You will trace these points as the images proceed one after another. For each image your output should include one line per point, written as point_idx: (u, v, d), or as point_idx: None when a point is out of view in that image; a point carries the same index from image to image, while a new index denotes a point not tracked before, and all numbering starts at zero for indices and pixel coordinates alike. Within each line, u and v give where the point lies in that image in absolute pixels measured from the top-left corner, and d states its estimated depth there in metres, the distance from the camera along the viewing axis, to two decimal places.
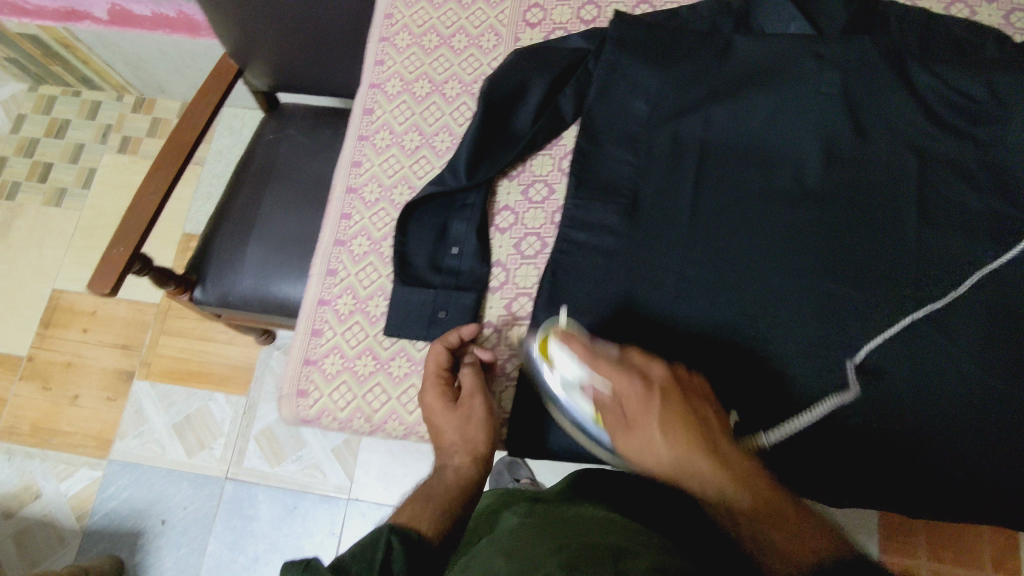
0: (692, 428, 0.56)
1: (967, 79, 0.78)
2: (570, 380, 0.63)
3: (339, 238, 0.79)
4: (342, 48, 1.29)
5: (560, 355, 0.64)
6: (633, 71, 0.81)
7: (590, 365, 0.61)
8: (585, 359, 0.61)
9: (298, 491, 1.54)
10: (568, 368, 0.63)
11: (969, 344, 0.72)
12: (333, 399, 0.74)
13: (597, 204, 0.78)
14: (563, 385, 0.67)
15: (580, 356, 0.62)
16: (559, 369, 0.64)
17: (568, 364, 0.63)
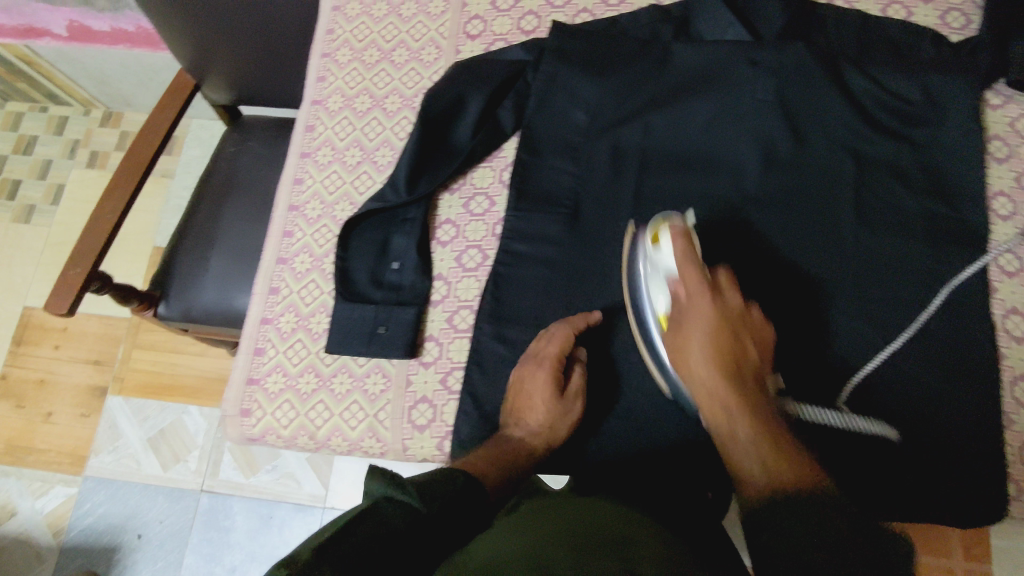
0: (734, 360, 0.62)
1: (901, 80, 0.79)
2: (663, 269, 0.68)
3: (281, 256, 0.80)
4: (299, 60, 1.29)
5: (668, 247, 0.67)
6: (572, 80, 0.81)
7: (681, 272, 0.66)
8: (680, 264, 0.66)
9: (273, 501, 1.54)
10: (666, 262, 0.68)
11: (911, 344, 0.73)
12: (276, 417, 0.74)
13: (538, 214, 0.78)
14: (652, 279, 0.70)
15: (681, 257, 0.66)
16: (660, 254, 0.69)
17: (660, 263, 0.69)
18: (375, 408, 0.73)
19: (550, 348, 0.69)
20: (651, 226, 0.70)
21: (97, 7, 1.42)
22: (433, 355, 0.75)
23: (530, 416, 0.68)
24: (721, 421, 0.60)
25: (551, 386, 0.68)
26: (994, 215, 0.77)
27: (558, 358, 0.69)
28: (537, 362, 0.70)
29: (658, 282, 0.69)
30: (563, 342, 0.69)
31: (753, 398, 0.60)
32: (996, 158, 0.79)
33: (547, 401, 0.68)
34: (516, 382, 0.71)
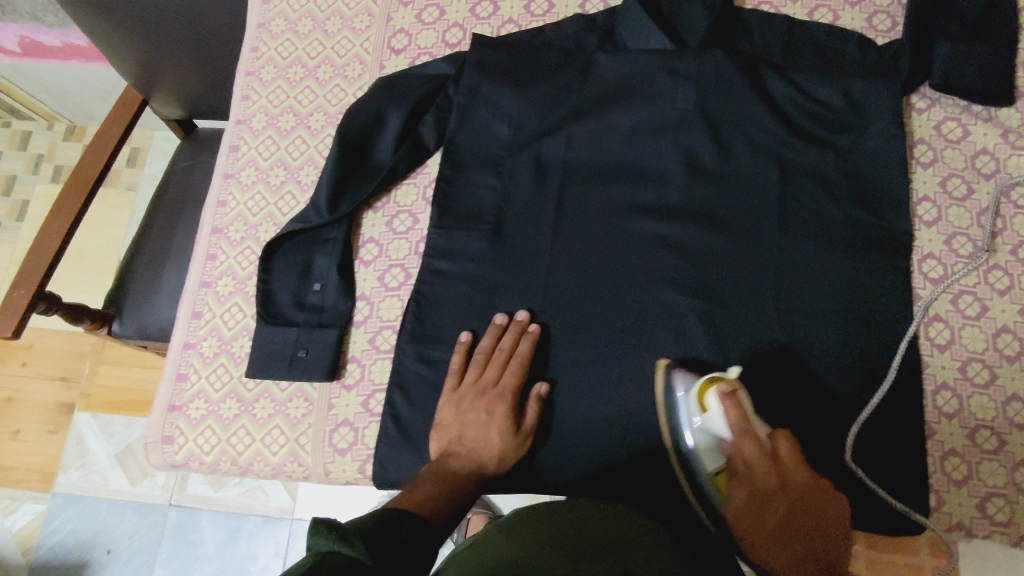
0: (812, 521, 0.62)
1: (824, 86, 0.78)
2: (712, 432, 0.70)
3: (205, 279, 0.79)
4: None
5: (717, 411, 0.67)
6: (493, 94, 0.80)
7: (737, 440, 0.67)
8: (736, 437, 0.67)
9: (241, 514, 1.53)
10: (715, 425, 0.69)
11: (836, 354, 0.72)
12: (198, 443, 0.73)
13: (461, 231, 0.78)
14: (692, 431, 0.71)
15: (737, 429, 0.67)
16: (709, 418, 0.69)
17: (716, 430, 0.69)
18: (296, 432, 0.73)
19: (510, 379, 0.71)
20: (696, 385, 0.69)
21: (45, 24, 1.45)
22: (355, 376, 0.75)
23: (484, 446, 0.68)
24: (767, 563, 0.62)
25: (512, 416, 0.69)
26: (918, 221, 0.77)
27: (518, 390, 0.70)
28: (496, 392, 0.70)
29: (709, 445, 0.71)
30: (524, 372, 0.71)
31: (815, 542, 0.61)
32: (920, 163, 0.79)
33: (506, 430, 0.68)
34: (461, 412, 0.70)
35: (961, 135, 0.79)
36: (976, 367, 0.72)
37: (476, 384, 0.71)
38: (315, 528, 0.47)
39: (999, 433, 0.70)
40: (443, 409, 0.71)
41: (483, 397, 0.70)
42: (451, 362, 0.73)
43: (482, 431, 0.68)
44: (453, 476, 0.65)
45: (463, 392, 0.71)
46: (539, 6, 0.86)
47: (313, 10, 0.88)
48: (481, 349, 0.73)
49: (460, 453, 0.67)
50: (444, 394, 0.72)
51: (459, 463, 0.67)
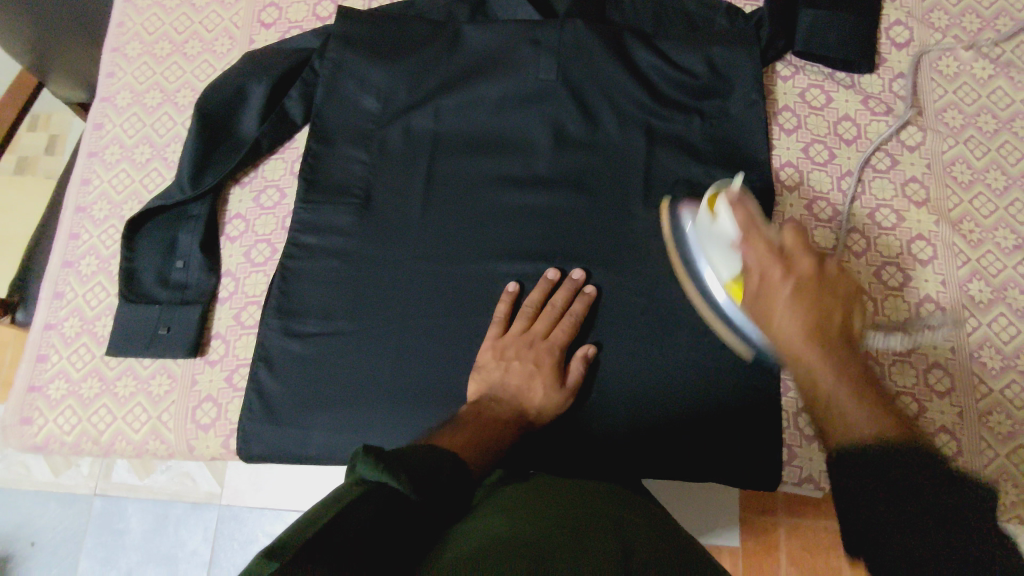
0: (821, 321, 0.53)
1: (687, 54, 0.79)
2: (722, 235, 0.65)
3: (67, 258, 0.78)
4: None
5: (725, 215, 0.65)
6: (360, 67, 0.80)
7: (743, 236, 0.61)
8: (738, 223, 0.62)
9: (168, 501, 1.37)
10: (725, 226, 0.64)
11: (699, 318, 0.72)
12: (57, 424, 0.72)
13: (327, 205, 0.77)
14: (711, 250, 0.67)
15: (743, 223, 0.62)
16: (720, 227, 0.66)
17: (726, 232, 0.64)
18: (158, 410, 0.72)
19: (558, 337, 0.69)
20: (707, 200, 0.69)
21: None
22: (218, 353, 0.74)
23: (526, 397, 0.66)
24: (805, 360, 0.52)
25: (558, 371, 0.68)
26: (780, 186, 0.78)
27: (565, 347, 0.70)
28: (545, 345, 0.69)
29: (720, 253, 0.66)
30: (574, 331, 0.70)
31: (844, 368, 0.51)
32: (784, 129, 0.79)
33: (549, 384, 0.67)
34: (506, 359, 0.68)
35: (823, 102, 0.80)
36: None
37: (523, 333, 0.70)
38: (361, 453, 0.46)
39: None
40: (485, 354, 0.69)
41: (530, 348, 0.69)
42: (497, 310, 0.72)
43: (525, 381, 0.67)
44: (490, 422, 0.62)
45: (507, 342, 0.69)
46: None
47: None
48: (528, 302, 0.72)
49: (502, 398, 0.65)
50: (487, 343, 0.70)
51: (500, 408, 0.64)
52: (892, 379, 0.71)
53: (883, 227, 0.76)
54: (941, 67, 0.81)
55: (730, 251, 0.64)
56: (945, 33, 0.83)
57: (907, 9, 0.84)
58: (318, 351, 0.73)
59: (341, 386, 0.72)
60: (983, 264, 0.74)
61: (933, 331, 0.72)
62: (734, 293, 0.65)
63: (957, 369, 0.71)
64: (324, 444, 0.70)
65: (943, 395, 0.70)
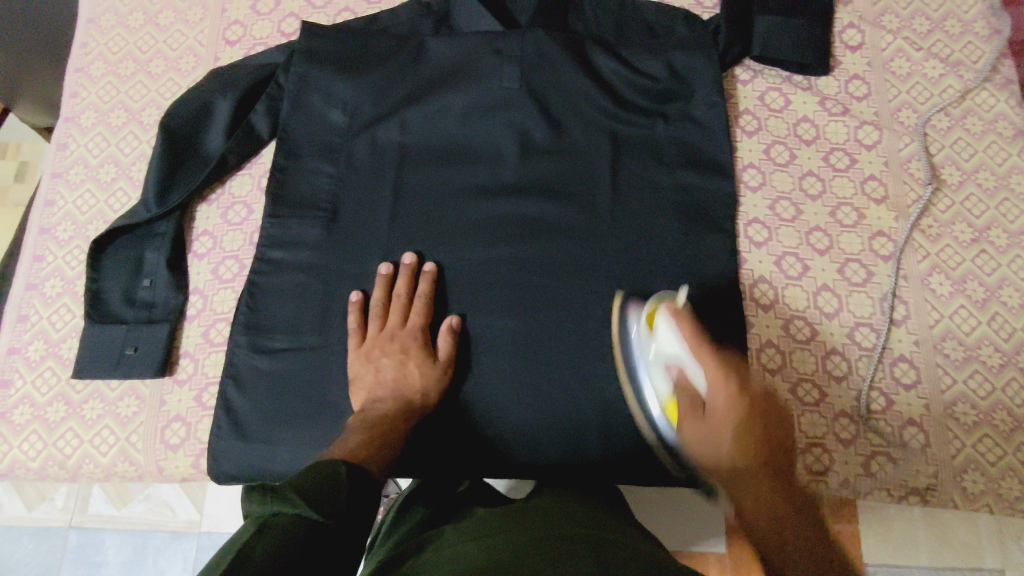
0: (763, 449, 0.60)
1: (648, 60, 0.80)
2: (666, 356, 0.65)
3: (31, 281, 0.77)
4: None
5: (667, 333, 0.64)
6: (325, 81, 0.80)
7: (693, 353, 0.63)
8: (688, 347, 0.63)
9: (147, 531, 1.33)
10: (670, 347, 0.64)
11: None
12: (23, 450, 0.71)
13: (295, 219, 0.77)
14: (650, 372, 0.67)
15: (687, 334, 0.63)
16: (660, 340, 0.65)
17: (668, 344, 0.64)
18: (126, 431, 0.71)
19: (416, 319, 0.72)
20: (646, 309, 0.68)
21: None
22: (187, 371, 0.73)
23: (405, 384, 0.69)
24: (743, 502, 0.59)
25: (423, 351, 0.70)
26: (744, 187, 0.79)
27: (425, 328, 0.72)
28: (404, 333, 0.72)
29: (660, 372, 0.66)
30: (427, 312, 0.73)
31: (794, 509, 0.58)
32: (746, 131, 0.81)
33: (422, 366, 0.70)
34: (374, 360, 0.70)
35: (782, 105, 0.82)
36: (798, 325, 0.74)
37: (382, 331, 0.72)
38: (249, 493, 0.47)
39: (821, 386, 0.72)
40: (354, 364, 0.70)
41: (393, 341, 0.71)
42: (348, 321, 0.73)
43: (399, 370, 0.69)
44: (381, 418, 0.65)
45: (370, 342, 0.71)
46: None
47: (144, 4, 0.87)
48: (374, 302, 0.73)
49: (384, 395, 0.67)
50: (350, 352, 0.71)
51: (384, 406, 0.67)
52: (859, 373, 0.72)
53: (845, 225, 0.77)
54: (894, 68, 0.83)
55: (669, 373, 0.65)
56: (897, 35, 0.85)
57: (859, 13, 0.86)
58: (287, 365, 0.72)
59: (312, 401, 0.71)
60: (942, 258, 0.76)
61: (897, 325, 0.74)
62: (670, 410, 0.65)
63: (922, 361, 0.72)
64: (296, 458, 0.69)
65: (909, 388, 0.71)
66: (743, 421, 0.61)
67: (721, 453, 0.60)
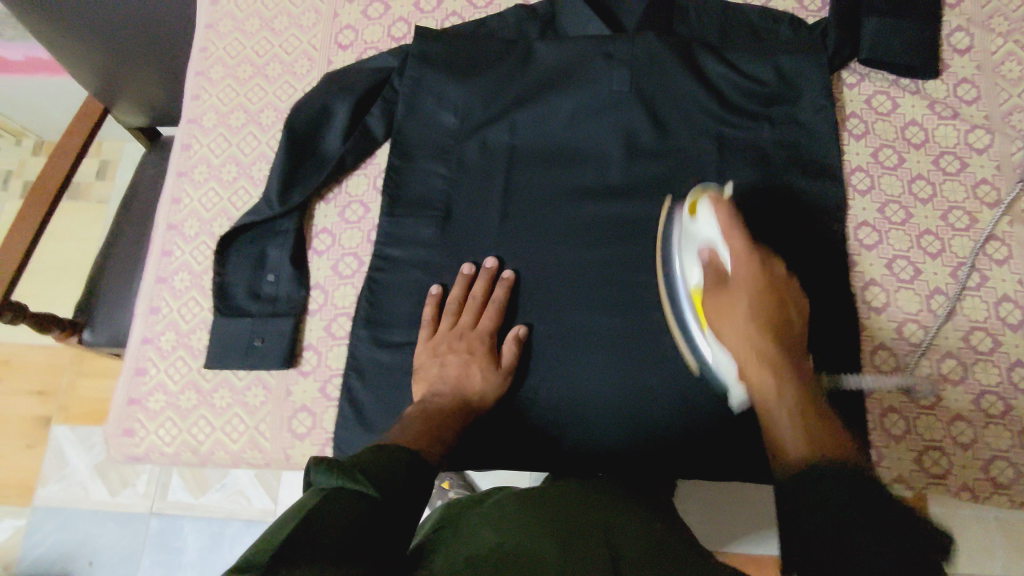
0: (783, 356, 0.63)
1: (757, 63, 0.80)
2: (701, 240, 0.73)
3: (161, 274, 0.81)
4: None
5: (707, 218, 0.72)
6: (438, 85, 0.83)
7: (725, 233, 0.70)
8: (723, 225, 0.70)
9: (224, 519, 1.51)
10: (706, 230, 0.72)
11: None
12: (158, 435, 0.75)
13: (410, 218, 0.80)
14: (685, 255, 0.73)
15: (726, 226, 0.70)
16: (699, 225, 0.73)
17: (705, 233, 0.72)
18: (255, 420, 0.74)
19: (487, 323, 0.75)
20: (687, 200, 0.75)
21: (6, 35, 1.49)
22: (311, 363, 0.76)
23: (466, 383, 0.71)
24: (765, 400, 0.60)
25: (489, 355, 0.73)
26: (853, 189, 0.79)
27: (494, 333, 0.75)
28: (474, 334, 0.74)
29: (691, 254, 0.73)
30: (500, 317, 0.75)
31: (819, 415, 0.58)
32: (854, 134, 0.81)
33: (485, 369, 0.72)
34: (440, 355, 0.73)
35: (890, 108, 0.82)
36: (911, 327, 0.74)
37: (452, 328, 0.75)
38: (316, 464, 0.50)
39: (936, 389, 0.72)
40: (421, 354, 0.74)
41: (461, 340, 0.74)
42: (423, 313, 0.76)
43: (463, 369, 0.72)
44: (437, 411, 0.67)
45: (439, 337, 0.74)
46: None
47: (260, 9, 0.90)
48: (451, 299, 0.76)
49: (443, 389, 0.70)
50: (420, 343, 0.75)
51: (441, 399, 0.68)
52: (976, 377, 0.72)
53: (957, 228, 0.77)
54: (1006, 71, 0.83)
55: (702, 254, 0.72)
56: (1008, 37, 0.84)
57: (969, 16, 0.85)
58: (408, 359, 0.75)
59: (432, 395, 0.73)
60: None
61: (1014, 329, 0.73)
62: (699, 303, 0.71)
63: None
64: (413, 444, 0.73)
65: None
66: (756, 290, 0.67)
67: (741, 308, 0.67)
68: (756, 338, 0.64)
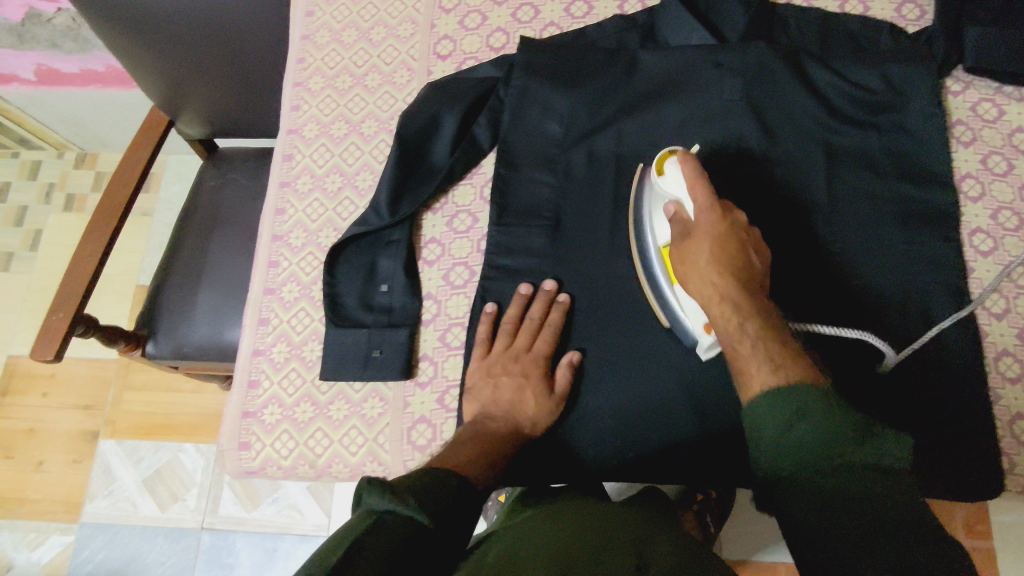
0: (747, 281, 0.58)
1: (863, 72, 0.81)
2: (669, 198, 0.68)
3: (269, 286, 0.80)
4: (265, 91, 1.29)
5: (673, 172, 0.67)
6: (544, 94, 0.83)
7: (690, 183, 0.63)
8: (688, 180, 0.64)
9: (277, 534, 1.47)
10: (673, 186, 0.67)
11: (907, 326, 0.73)
12: (275, 448, 0.74)
13: (520, 228, 0.79)
14: (653, 212, 0.72)
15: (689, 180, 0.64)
16: (667, 180, 0.68)
17: (674, 186, 0.67)
18: (374, 432, 0.74)
19: (540, 347, 0.72)
20: (658, 159, 0.71)
21: (64, 50, 1.42)
22: (428, 374, 0.76)
23: (518, 409, 0.69)
24: (714, 300, 0.58)
25: (546, 380, 0.70)
26: (963, 196, 0.79)
27: (550, 356, 0.72)
28: (529, 358, 0.72)
29: (659, 219, 0.71)
30: (554, 340, 0.72)
31: (784, 345, 0.54)
32: (962, 142, 0.81)
33: (540, 396, 0.70)
34: (494, 376, 0.71)
35: (996, 115, 0.82)
36: None
37: (507, 349, 0.73)
38: (372, 482, 0.49)
39: None
40: (474, 375, 0.72)
41: (516, 363, 0.72)
42: (478, 331, 0.75)
43: (516, 393, 0.70)
44: (490, 438, 0.65)
45: (493, 359, 0.72)
46: (579, 9, 0.89)
47: (356, 20, 0.90)
48: (508, 318, 0.75)
49: (496, 414, 0.68)
50: (474, 363, 0.73)
51: (494, 424, 0.67)
52: None
53: None
54: None
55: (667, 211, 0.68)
56: None
57: None
58: None
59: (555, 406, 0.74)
60: None
61: None
62: (668, 258, 0.69)
63: None
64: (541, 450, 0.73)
65: None
66: (722, 231, 0.61)
67: (698, 253, 0.61)
68: (731, 295, 0.57)
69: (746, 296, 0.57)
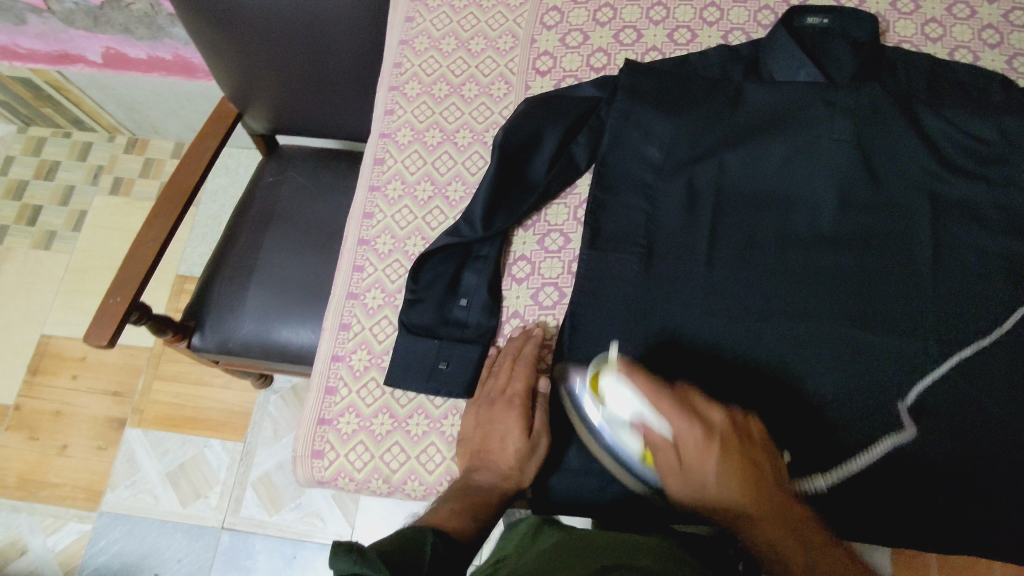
0: (750, 488, 0.54)
1: (978, 122, 0.78)
2: (625, 417, 0.61)
3: (352, 290, 0.79)
4: (336, 113, 1.09)
5: (615, 394, 0.61)
6: (646, 118, 0.81)
7: (653, 403, 0.56)
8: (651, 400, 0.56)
9: (297, 541, 1.43)
10: (626, 404, 0.60)
11: (1014, 391, 0.69)
12: (349, 459, 0.72)
13: (613, 254, 0.77)
14: (615, 429, 0.62)
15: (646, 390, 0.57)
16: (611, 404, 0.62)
17: (626, 400, 0.60)
18: (453, 450, 0.72)
19: (517, 385, 0.70)
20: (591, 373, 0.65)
21: (135, 35, 1.41)
22: None
23: (501, 455, 0.66)
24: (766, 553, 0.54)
25: (523, 417, 0.67)
26: None
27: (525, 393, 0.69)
28: (504, 399, 0.69)
29: (621, 428, 0.62)
30: (529, 376, 0.70)
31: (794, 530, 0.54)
32: None
33: (520, 436, 0.67)
34: (477, 424, 0.69)
35: None
36: None
37: (488, 393, 0.71)
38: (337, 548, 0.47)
39: None
40: (465, 425, 0.71)
41: (494, 407, 0.69)
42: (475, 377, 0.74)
43: (496, 440, 0.67)
44: (473, 490, 0.63)
45: (477, 405, 0.71)
46: (683, 35, 0.88)
47: (456, 31, 0.91)
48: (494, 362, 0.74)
49: (478, 465, 0.66)
50: (465, 410, 0.72)
51: (479, 475, 0.65)
52: None
53: None
54: None
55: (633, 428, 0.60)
56: None
57: None
58: None
59: None
60: None
61: None
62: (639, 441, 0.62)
63: None
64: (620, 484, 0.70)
65: None
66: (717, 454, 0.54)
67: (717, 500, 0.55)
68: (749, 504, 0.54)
69: (774, 522, 0.54)
